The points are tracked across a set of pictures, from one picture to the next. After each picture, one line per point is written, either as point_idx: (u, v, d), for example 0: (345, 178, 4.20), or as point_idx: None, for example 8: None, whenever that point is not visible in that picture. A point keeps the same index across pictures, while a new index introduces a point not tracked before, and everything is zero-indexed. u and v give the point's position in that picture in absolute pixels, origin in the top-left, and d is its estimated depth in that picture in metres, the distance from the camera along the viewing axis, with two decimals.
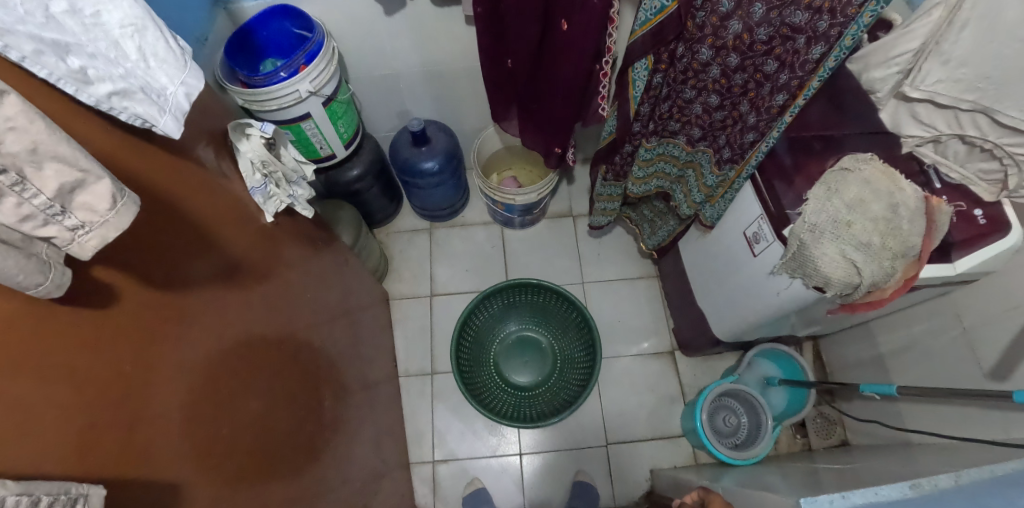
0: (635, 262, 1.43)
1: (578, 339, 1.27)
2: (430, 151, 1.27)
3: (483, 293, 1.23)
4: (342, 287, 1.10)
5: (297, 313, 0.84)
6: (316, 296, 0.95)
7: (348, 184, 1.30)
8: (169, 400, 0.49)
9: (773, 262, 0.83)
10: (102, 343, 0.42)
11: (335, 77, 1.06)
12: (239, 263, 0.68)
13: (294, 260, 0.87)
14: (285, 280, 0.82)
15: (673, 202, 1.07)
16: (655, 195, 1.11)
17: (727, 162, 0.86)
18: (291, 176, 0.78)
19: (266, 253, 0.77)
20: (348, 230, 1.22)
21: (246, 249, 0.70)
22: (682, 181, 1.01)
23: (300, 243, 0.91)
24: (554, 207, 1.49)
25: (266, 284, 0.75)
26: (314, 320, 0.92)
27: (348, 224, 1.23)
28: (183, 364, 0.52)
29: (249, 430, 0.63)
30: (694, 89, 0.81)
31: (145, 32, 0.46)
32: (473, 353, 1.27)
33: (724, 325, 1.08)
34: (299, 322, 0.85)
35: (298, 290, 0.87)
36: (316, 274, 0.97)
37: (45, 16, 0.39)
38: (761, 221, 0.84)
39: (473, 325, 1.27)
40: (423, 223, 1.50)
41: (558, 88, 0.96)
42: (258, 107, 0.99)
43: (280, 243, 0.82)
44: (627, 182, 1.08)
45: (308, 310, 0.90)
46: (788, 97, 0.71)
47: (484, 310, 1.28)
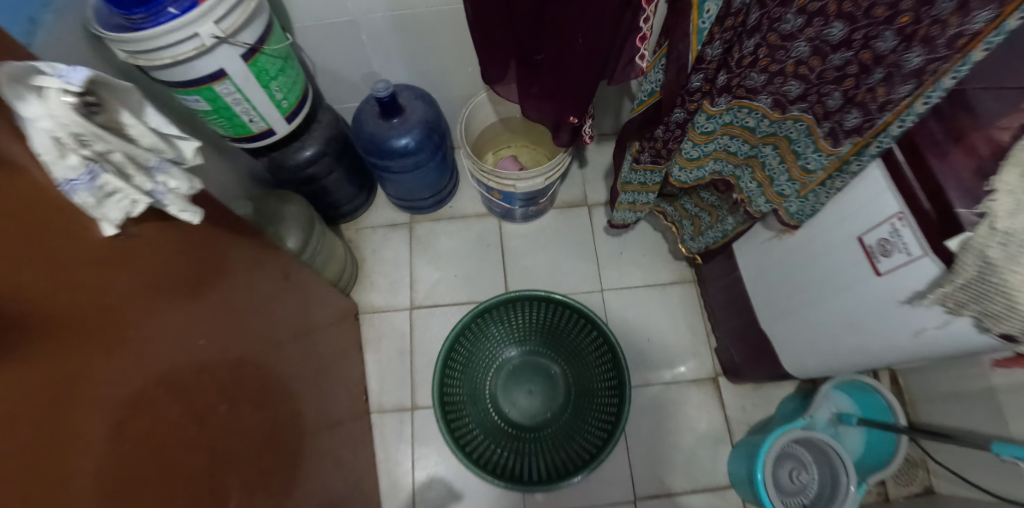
0: (667, 264, 1.12)
1: (599, 365, 0.97)
2: (404, 124, 0.95)
3: (475, 311, 0.94)
4: (294, 305, 0.83)
5: (247, 336, 0.63)
6: (271, 310, 0.73)
7: (298, 168, 1.00)
8: (77, 447, 0.32)
9: (914, 285, 0.53)
10: None
11: (258, 18, 0.75)
12: (159, 279, 0.46)
13: (237, 268, 0.65)
14: (226, 296, 0.60)
15: (737, 195, 0.74)
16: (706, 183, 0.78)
17: (849, 133, 0.52)
18: (140, 156, 0.45)
19: (198, 260, 0.55)
20: (295, 231, 0.91)
21: (167, 258, 0.49)
22: (755, 164, 0.67)
23: (243, 245, 0.68)
24: (564, 195, 1.18)
25: (201, 303, 0.53)
26: (269, 342, 0.70)
27: (294, 222, 0.91)
28: (52, 443, 0.31)
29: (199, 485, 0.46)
30: (802, 12, 0.48)
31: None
32: (463, 384, 0.98)
33: (799, 360, 0.78)
34: (251, 346, 0.63)
35: (246, 305, 0.65)
36: (267, 289, 0.73)
37: None
38: (900, 222, 0.52)
39: (463, 349, 0.98)
40: (401, 215, 1.19)
41: (578, 24, 0.64)
42: (147, 62, 0.69)
43: (216, 244, 0.60)
44: (671, 164, 0.73)
45: (260, 331, 0.68)
46: (993, 16, 0.36)
47: (476, 329, 0.99)
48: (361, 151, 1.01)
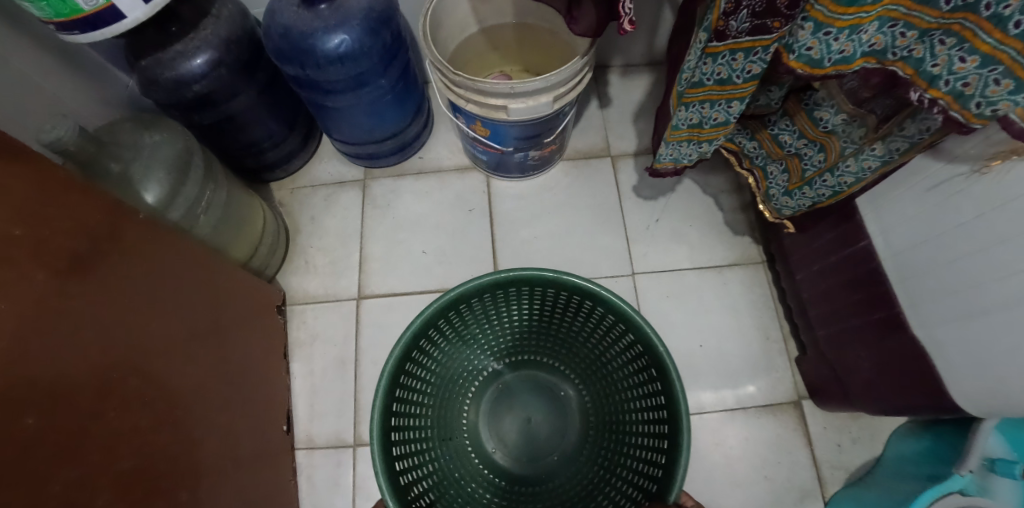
0: (723, 239, 0.79)
1: (632, 389, 0.62)
2: (335, 16, 0.59)
3: (444, 301, 0.59)
4: (164, 290, 0.51)
5: (78, 355, 0.38)
6: (146, 312, 0.48)
7: (179, 86, 0.63)
8: None
9: None
10: None
11: None
12: None
13: (79, 247, 0.39)
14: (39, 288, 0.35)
15: (926, 94, 0.38)
16: (840, 85, 0.46)
17: None
18: None
19: None
20: (158, 179, 0.55)
21: None
22: (973, 22, 0.32)
23: (95, 211, 0.42)
24: (576, 144, 0.85)
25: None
26: (131, 362, 0.44)
27: (161, 166, 0.56)
28: None
29: None
30: None
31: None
32: (432, 412, 0.65)
33: (995, 394, 0.45)
34: (86, 368, 0.38)
35: (87, 309, 0.40)
36: (98, 260, 0.42)
37: None
38: None
39: (430, 362, 0.64)
40: (352, 170, 0.84)
41: None
42: None
43: (31, 207, 0.35)
44: (800, 29, 0.38)
45: (113, 345, 0.42)
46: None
47: (450, 330, 0.65)
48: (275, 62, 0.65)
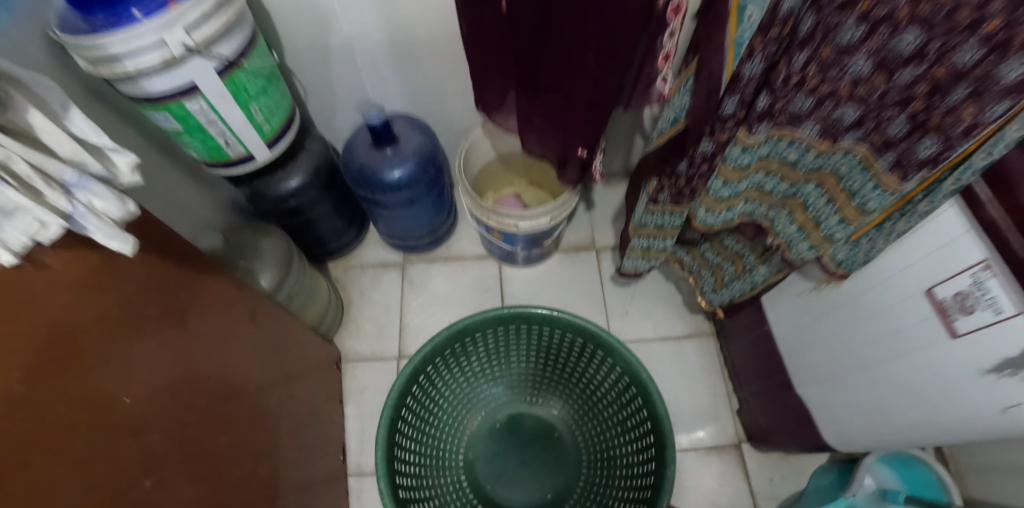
0: (682, 315, 1.02)
1: (616, 416, 0.82)
2: (397, 156, 0.84)
3: (448, 333, 0.78)
4: (244, 346, 0.64)
5: (234, 371, 0.61)
6: (265, 360, 0.69)
7: (281, 200, 0.88)
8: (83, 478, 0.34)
9: (1004, 353, 0.43)
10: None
11: (241, 31, 0.66)
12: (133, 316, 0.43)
13: (230, 302, 0.62)
14: (173, 343, 0.49)
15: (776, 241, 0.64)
16: (734, 229, 0.70)
17: (920, 165, 0.42)
18: (56, 170, 0.36)
19: (172, 291, 0.50)
20: (270, 270, 0.79)
21: (135, 296, 0.44)
22: (795, 204, 0.59)
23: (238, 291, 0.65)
24: (569, 237, 1.09)
25: (193, 332, 0.53)
26: (258, 392, 0.65)
27: (272, 259, 0.80)
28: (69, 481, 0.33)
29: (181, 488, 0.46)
30: (865, 19, 0.38)
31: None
32: (433, 436, 0.83)
33: (850, 432, 0.66)
34: (239, 380, 0.61)
35: (153, 392, 0.44)
36: (238, 332, 0.63)
37: None
38: (985, 277, 0.43)
39: (437, 385, 0.83)
40: (394, 255, 1.07)
41: (598, 38, 0.53)
42: (108, 71, 0.60)
43: (207, 279, 0.58)
44: (695, 206, 0.66)
45: (249, 378, 0.64)
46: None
47: (458, 360, 0.85)
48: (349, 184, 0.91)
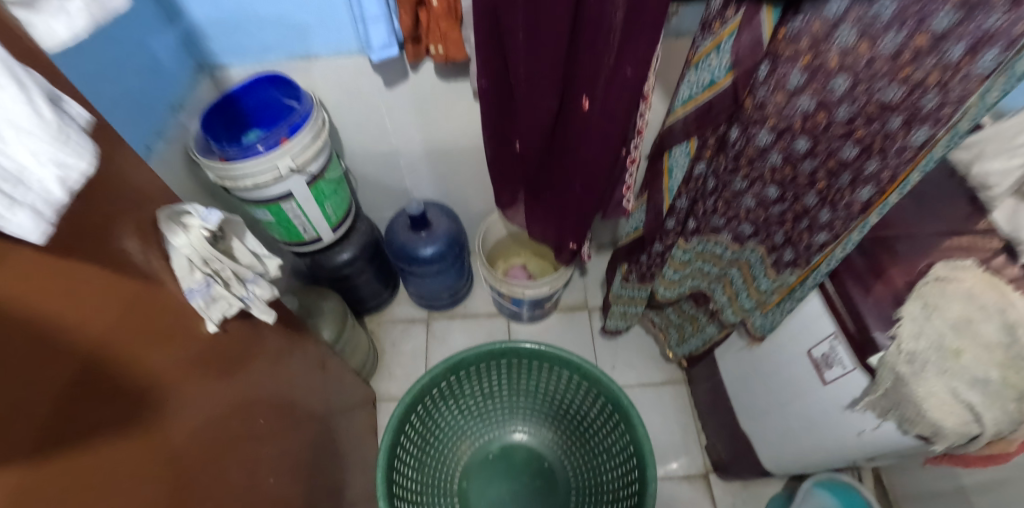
0: (659, 365, 1.23)
1: (603, 440, 0.95)
2: (430, 237, 1.09)
3: (445, 367, 0.91)
4: (286, 379, 0.78)
5: (293, 399, 0.78)
6: (322, 396, 0.90)
7: (335, 269, 1.11)
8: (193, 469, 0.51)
9: (851, 394, 0.66)
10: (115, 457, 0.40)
11: (324, 153, 0.91)
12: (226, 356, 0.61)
13: (294, 347, 0.82)
14: (252, 375, 0.67)
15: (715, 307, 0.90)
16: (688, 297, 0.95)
17: (787, 265, 0.70)
18: (245, 273, 0.62)
19: (251, 334, 0.68)
20: (330, 324, 1.02)
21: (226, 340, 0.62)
22: (725, 283, 0.84)
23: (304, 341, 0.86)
24: (566, 299, 1.32)
25: (266, 367, 0.71)
26: (317, 421, 0.86)
27: (331, 316, 1.03)
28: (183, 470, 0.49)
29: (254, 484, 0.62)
30: (746, 178, 0.67)
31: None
32: (430, 462, 0.97)
33: (782, 458, 0.87)
34: (298, 407, 0.79)
35: (234, 412, 0.61)
36: (304, 375, 0.84)
37: None
38: (834, 341, 0.68)
39: (435, 412, 0.96)
40: (420, 312, 1.30)
41: (577, 172, 0.78)
42: (232, 183, 0.84)
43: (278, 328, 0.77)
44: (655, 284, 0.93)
45: (311, 409, 0.85)
46: (1002, 55, 0.41)
47: (456, 390, 0.98)
48: (390, 256, 1.16)
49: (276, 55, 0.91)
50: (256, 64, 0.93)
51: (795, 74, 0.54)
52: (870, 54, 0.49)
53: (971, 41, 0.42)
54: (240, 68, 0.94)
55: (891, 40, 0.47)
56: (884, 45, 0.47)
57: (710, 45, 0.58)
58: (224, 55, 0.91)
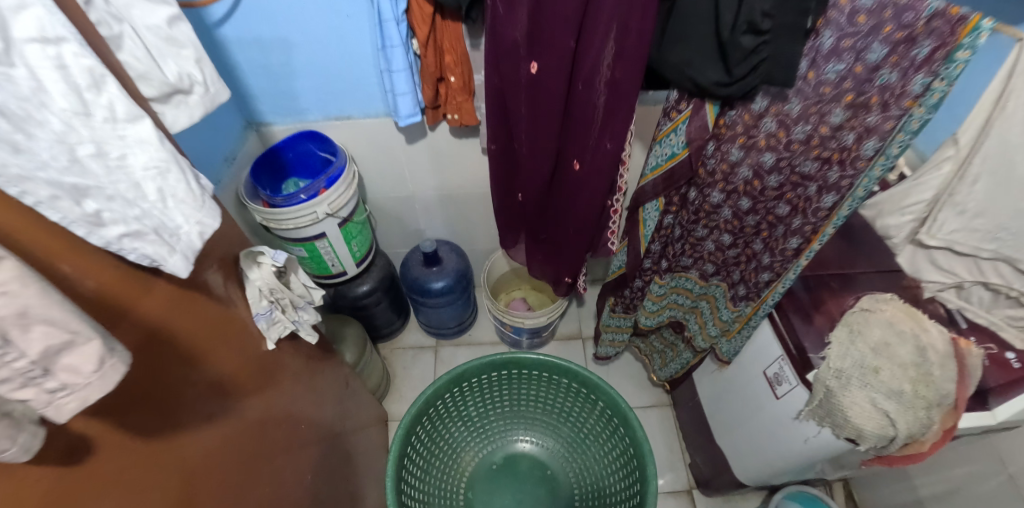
0: (647, 389, 1.35)
1: (604, 445, 1.00)
2: (441, 271, 1.23)
3: (450, 376, 0.94)
4: (306, 400, 0.86)
5: (313, 411, 0.88)
6: (343, 413, 1.02)
7: (355, 299, 1.25)
8: (220, 463, 0.61)
9: (798, 407, 0.79)
10: (157, 444, 0.50)
11: (354, 200, 1.07)
12: (258, 368, 0.72)
13: (318, 366, 0.93)
14: (276, 389, 0.76)
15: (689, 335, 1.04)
16: (667, 325, 1.10)
17: (742, 298, 0.86)
18: (298, 301, 0.78)
19: (276, 354, 0.77)
20: (351, 348, 1.16)
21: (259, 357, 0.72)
22: (697, 313, 0.99)
23: (329, 364, 0.99)
24: (562, 328, 1.45)
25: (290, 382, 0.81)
26: (338, 435, 0.98)
27: (352, 341, 1.17)
28: (211, 465, 0.59)
29: (267, 485, 0.71)
30: (706, 228, 0.83)
31: (66, 45, 0.40)
32: (435, 473, 1.00)
33: (749, 469, 0.99)
34: (316, 419, 0.89)
35: (258, 419, 0.70)
36: (329, 393, 0.96)
37: (70, 160, 0.40)
38: (782, 362, 0.82)
39: (439, 421, 0.99)
40: (429, 339, 1.43)
41: (569, 219, 0.94)
42: (275, 224, 0.98)
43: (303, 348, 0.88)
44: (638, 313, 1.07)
45: (332, 425, 0.96)
46: (879, 143, 0.59)
47: (459, 400, 1.01)
48: (405, 288, 1.30)
49: (315, 115, 1.07)
50: (297, 122, 1.09)
51: (734, 150, 0.71)
52: (788, 139, 0.66)
53: (859, 132, 0.60)
54: (282, 125, 1.10)
55: (802, 129, 0.64)
56: (796, 132, 0.65)
57: (670, 127, 0.75)
58: (270, 114, 1.07)
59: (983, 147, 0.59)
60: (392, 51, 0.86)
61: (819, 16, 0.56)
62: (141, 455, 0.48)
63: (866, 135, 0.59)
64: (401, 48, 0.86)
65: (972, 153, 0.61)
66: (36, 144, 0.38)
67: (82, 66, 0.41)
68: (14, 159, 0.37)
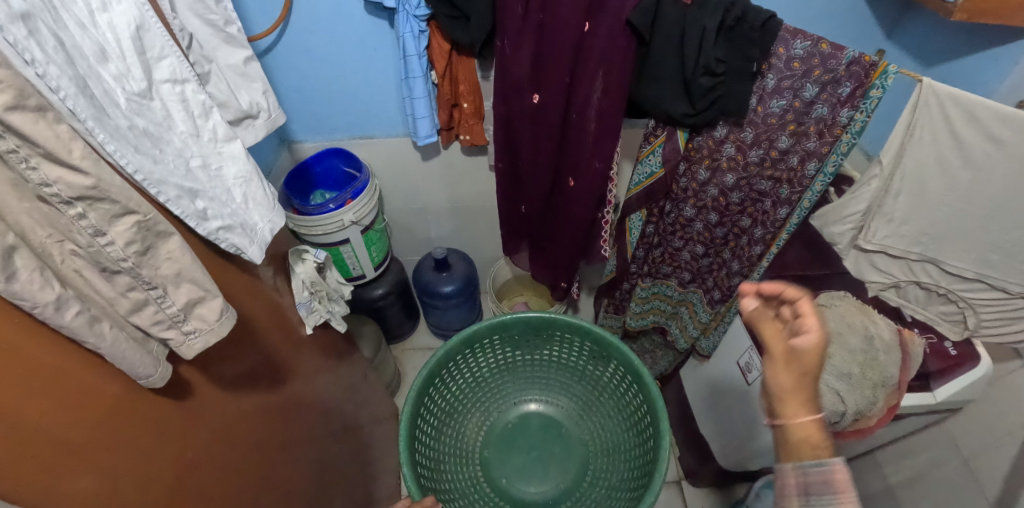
0: None
1: (617, 401, 1.08)
2: (450, 276, 1.36)
3: (462, 336, 1.03)
4: (334, 383, 0.98)
5: (337, 395, 0.98)
6: (362, 402, 1.12)
7: (371, 301, 1.37)
8: (261, 428, 0.70)
9: (766, 391, 0.91)
10: (220, 398, 0.60)
11: (375, 210, 1.20)
12: (296, 350, 0.82)
13: (340, 353, 1.04)
14: (308, 369, 0.87)
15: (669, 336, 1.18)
16: (653, 329, 1.22)
17: (718, 301, 0.99)
18: (332, 294, 0.92)
19: (309, 339, 0.88)
20: (368, 345, 1.28)
21: (295, 340, 0.83)
22: (677, 318, 1.13)
23: (349, 356, 1.10)
24: None
25: (317, 365, 0.91)
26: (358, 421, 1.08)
27: (369, 338, 1.29)
28: (257, 426, 0.69)
29: (302, 452, 0.81)
30: (681, 239, 0.96)
31: (187, 84, 0.54)
32: (449, 431, 1.07)
33: (730, 453, 1.10)
34: (341, 402, 1.00)
35: (294, 394, 0.80)
36: (350, 381, 1.06)
37: (186, 170, 0.53)
38: (751, 352, 0.94)
39: (451, 383, 1.07)
40: (437, 341, 1.54)
41: (566, 228, 1.06)
42: (305, 230, 1.11)
43: (328, 336, 0.99)
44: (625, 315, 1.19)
45: (354, 410, 1.07)
46: (819, 164, 0.73)
47: (470, 362, 1.10)
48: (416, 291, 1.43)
49: (341, 135, 1.21)
50: (324, 140, 1.23)
51: (702, 171, 0.84)
52: (745, 161, 0.79)
53: (802, 155, 0.74)
54: (312, 143, 1.23)
55: (756, 153, 0.78)
56: (751, 156, 0.78)
57: (650, 148, 0.87)
58: (301, 133, 1.21)
59: (902, 164, 0.73)
60: (414, 82, 1.00)
61: (763, 62, 0.69)
62: (210, 407, 0.58)
63: (808, 158, 0.74)
64: (422, 79, 0.99)
65: (895, 169, 0.74)
66: (165, 157, 0.51)
67: (196, 100, 0.55)
68: (155, 168, 0.49)
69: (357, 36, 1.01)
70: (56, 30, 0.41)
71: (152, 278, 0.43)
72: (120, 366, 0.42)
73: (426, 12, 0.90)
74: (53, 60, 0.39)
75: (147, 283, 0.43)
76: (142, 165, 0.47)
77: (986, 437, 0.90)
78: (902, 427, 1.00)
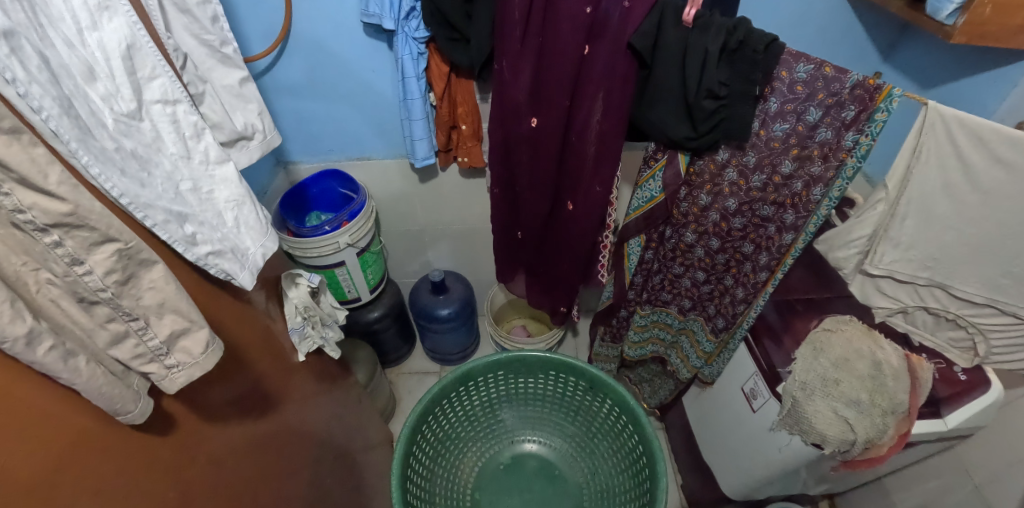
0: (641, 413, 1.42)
1: (614, 443, 1.04)
2: (448, 299, 1.33)
3: (456, 374, 1.00)
4: (327, 412, 0.94)
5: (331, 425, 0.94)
6: (357, 430, 1.08)
7: (366, 324, 1.34)
8: (250, 465, 0.66)
9: (772, 419, 0.87)
10: (208, 435, 0.57)
11: (371, 232, 1.18)
12: (287, 379, 0.79)
13: (334, 380, 1.01)
14: (301, 399, 0.83)
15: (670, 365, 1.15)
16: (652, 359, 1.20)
17: (722, 330, 0.97)
18: (325, 319, 0.88)
19: (301, 366, 0.85)
20: (362, 370, 1.24)
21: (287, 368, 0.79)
22: (677, 346, 1.10)
23: (343, 382, 1.06)
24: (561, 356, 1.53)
25: (310, 394, 0.87)
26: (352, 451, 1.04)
27: (364, 363, 1.25)
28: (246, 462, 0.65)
29: (293, 487, 0.77)
30: (682, 265, 0.95)
31: (179, 105, 0.52)
32: (441, 472, 1.03)
33: (736, 482, 1.06)
34: (334, 432, 0.95)
35: (285, 426, 0.76)
36: (344, 409, 1.02)
37: (175, 193, 0.51)
38: (756, 378, 0.92)
39: (444, 421, 1.03)
40: (433, 365, 1.51)
41: (565, 251, 1.04)
42: (300, 252, 1.08)
43: (321, 363, 0.96)
44: (623, 344, 1.17)
45: (348, 440, 1.02)
46: (824, 189, 0.72)
47: (464, 400, 1.06)
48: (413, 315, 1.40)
49: (338, 156, 1.20)
50: (321, 160, 1.21)
51: (703, 195, 0.84)
52: (748, 186, 0.79)
53: (807, 180, 0.73)
54: (308, 163, 1.21)
55: (758, 178, 0.77)
56: (754, 181, 0.78)
57: (650, 173, 0.87)
58: (297, 153, 1.19)
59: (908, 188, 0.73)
60: (413, 103, 0.99)
61: (765, 85, 0.69)
62: (196, 445, 0.55)
63: (813, 183, 0.72)
64: (421, 100, 0.98)
65: (901, 194, 0.74)
66: (153, 180, 0.48)
67: (187, 121, 0.53)
68: (142, 192, 0.47)
69: (356, 58, 1.01)
70: (41, 48, 0.39)
71: (133, 309, 0.40)
72: (97, 403, 0.39)
73: (425, 34, 0.89)
74: (36, 80, 0.37)
75: (127, 314, 0.40)
76: (128, 190, 0.45)
77: (998, 466, 0.88)
78: (912, 454, 0.97)
